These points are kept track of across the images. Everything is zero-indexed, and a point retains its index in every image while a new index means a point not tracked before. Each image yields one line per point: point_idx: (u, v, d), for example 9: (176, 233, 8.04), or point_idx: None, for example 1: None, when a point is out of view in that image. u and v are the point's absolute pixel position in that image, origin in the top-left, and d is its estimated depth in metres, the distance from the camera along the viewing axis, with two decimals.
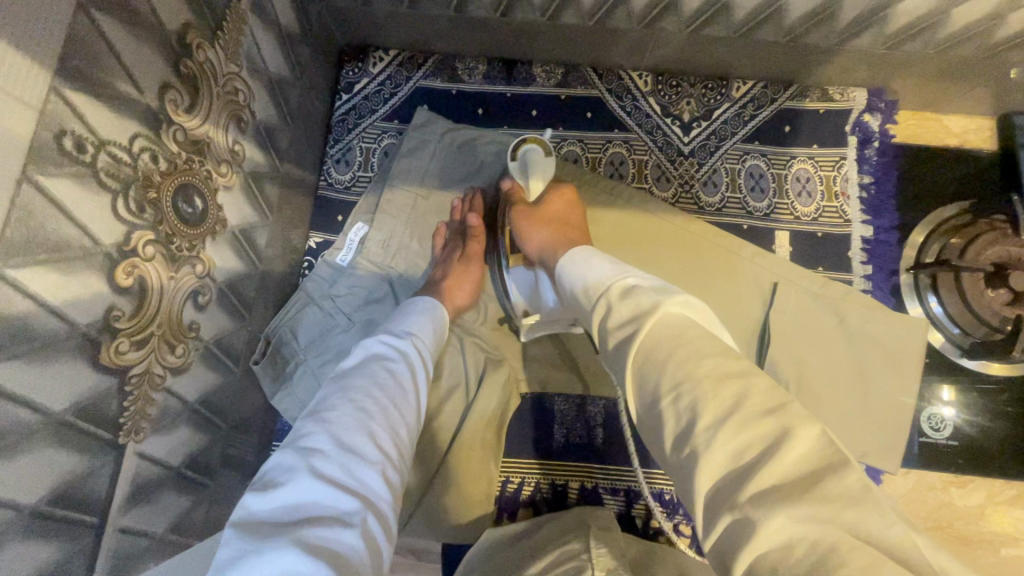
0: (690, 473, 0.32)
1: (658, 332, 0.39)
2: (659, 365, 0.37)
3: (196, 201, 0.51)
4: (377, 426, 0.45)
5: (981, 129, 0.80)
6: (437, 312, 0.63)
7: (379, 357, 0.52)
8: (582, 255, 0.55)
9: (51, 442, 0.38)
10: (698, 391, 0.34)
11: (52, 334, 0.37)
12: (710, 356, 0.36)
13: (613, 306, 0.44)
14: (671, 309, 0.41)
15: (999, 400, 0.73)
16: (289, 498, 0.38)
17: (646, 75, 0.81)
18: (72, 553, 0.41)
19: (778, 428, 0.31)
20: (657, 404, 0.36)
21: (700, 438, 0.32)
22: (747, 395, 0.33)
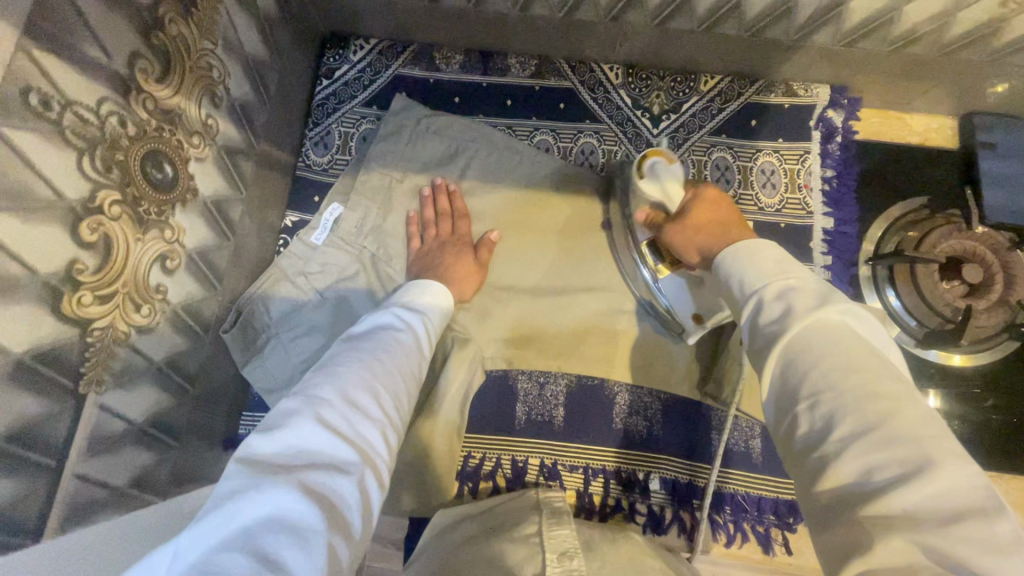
0: (817, 474, 0.35)
1: (807, 337, 0.39)
2: (806, 367, 0.38)
3: (166, 168, 0.53)
4: (382, 388, 0.47)
5: (943, 129, 0.83)
6: (440, 291, 0.65)
7: (387, 329, 0.55)
8: (753, 246, 0.48)
9: (9, 381, 0.40)
10: (842, 400, 0.36)
11: (11, 279, 0.39)
12: (866, 370, 0.37)
13: (763, 302, 0.44)
14: (830, 316, 0.40)
15: (951, 389, 0.75)
16: (296, 437, 0.39)
17: (617, 68, 0.84)
18: (29, 492, 0.43)
19: (921, 454, 0.32)
20: (794, 405, 0.38)
21: (832, 446, 0.34)
22: (895, 416, 0.34)
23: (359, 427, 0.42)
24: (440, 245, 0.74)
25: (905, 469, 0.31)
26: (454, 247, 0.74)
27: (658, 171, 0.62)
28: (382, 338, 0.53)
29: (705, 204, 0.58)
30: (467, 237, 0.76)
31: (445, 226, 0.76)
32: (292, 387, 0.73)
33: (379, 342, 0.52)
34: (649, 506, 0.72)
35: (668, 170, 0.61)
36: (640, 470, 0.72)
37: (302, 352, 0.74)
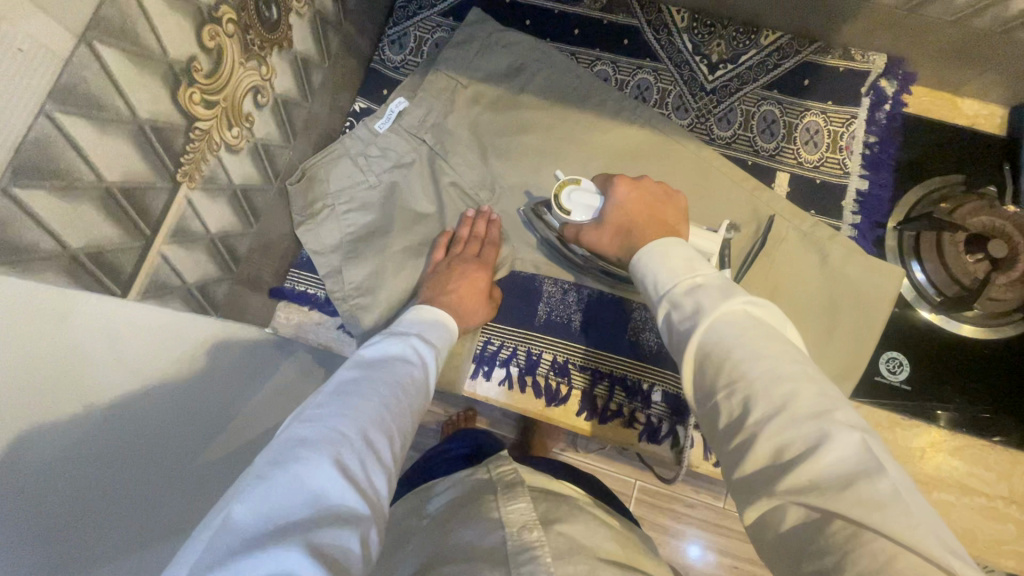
0: (741, 452, 0.37)
1: (720, 331, 0.41)
2: (723, 352, 0.40)
3: (273, 10, 0.59)
4: (393, 429, 0.47)
5: (992, 117, 0.84)
6: (443, 317, 0.66)
7: (401, 358, 0.55)
8: (669, 246, 0.49)
9: (133, 143, 0.47)
10: (753, 389, 0.38)
11: (151, 52, 0.46)
12: (773, 357, 0.39)
13: (675, 301, 0.45)
14: (732, 306, 0.42)
15: (957, 356, 0.78)
16: (310, 485, 0.38)
17: (684, 14, 0.88)
18: (127, 248, 0.50)
19: (816, 428, 0.35)
20: (715, 396, 0.40)
21: (750, 428, 0.37)
22: (797, 396, 0.36)
23: (371, 473, 0.42)
24: (461, 262, 0.74)
25: (805, 446, 0.34)
26: (479, 276, 0.74)
27: (574, 198, 0.65)
28: (398, 366, 0.53)
29: (629, 206, 0.60)
30: (491, 265, 0.76)
31: (472, 248, 0.76)
32: (338, 253, 0.79)
33: (394, 370, 0.52)
34: (649, 416, 0.76)
35: (583, 195, 0.64)
36: (646, 380, 0.77)
37: (352, 224, 0.80)
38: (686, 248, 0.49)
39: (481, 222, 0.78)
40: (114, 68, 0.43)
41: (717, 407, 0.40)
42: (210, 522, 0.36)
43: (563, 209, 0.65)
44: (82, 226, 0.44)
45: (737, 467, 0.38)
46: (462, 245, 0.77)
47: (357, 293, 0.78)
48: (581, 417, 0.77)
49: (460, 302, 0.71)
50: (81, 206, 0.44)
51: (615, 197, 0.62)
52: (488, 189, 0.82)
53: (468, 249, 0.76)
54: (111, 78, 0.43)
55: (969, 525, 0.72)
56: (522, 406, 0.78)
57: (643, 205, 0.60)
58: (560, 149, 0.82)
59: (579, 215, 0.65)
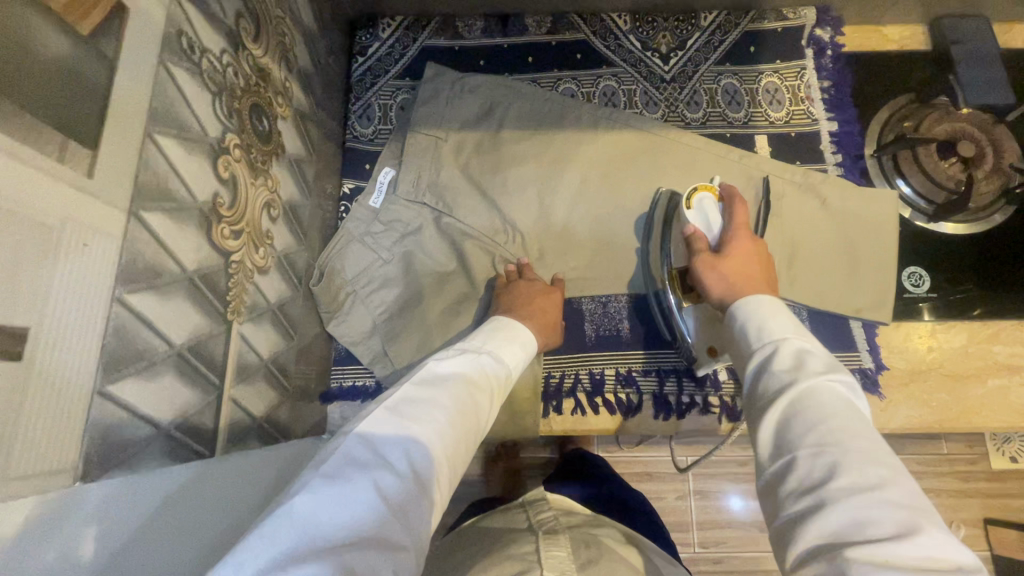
0: (810, 512, 0.41)
1: (817, 393, 0.47)
2: (817, 414, 0.45)
3: (264, 122, 0.58)
4: (445, 457, 0.45)
5: (916, 35, 0.92)
6: (513, 322, 0.66)
7: (468, 376, 0.53)
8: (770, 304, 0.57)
9: (186, 296, 0.44)
10: (843, 456, 0.42)
11: (184, 201, 0.44)
12: (865, 438, 0.44)
13: (775, 352, 0.52)
14: (832, 381, 0.48)
15: (965, 253, 0.83)
16: (349, 507, 0.38)
17: (624, 17, 0.92)
18: (204, 405, 0.47)
19: (911, 521, 0.38)
20: (797, 451, 0.44)
21: (835, 492, 0.41)
22: (889, 483, 0.41)
23: (410, 502, 0.41)
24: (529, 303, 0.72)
25: (896, 530, 0.38)
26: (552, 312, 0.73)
27: (701, 204, 0.71)
28: (462, 386, 0.51)
29: (751, 252, 0.67)
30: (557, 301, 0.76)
31: (535, 288, 0.75)
32: (376, 337, 0.78)
33: (457, 391, 0.50)
34: (722, 397, 0.78)
35: (715, 210, 0.71)
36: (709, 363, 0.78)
37: (381, 304, 0.79)
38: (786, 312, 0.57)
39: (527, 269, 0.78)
40: (157, 227, 0.40)
41: (794, 462, 0.44)
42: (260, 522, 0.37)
43: (689, 206, 0.72)
44: (166, 400, 0.42)
45: (806, 529, 0.40)
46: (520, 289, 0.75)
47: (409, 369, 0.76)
48: (659, 419, 0.78)
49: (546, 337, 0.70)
50: (160, 379, 0.41)
51: (732, 224, 0.70)
52: (500, 230, 0.82)
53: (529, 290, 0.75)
54: (159, 238, 0.41)
55: None
56: (599, 427, 0.78)
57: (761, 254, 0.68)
58: (555, 172, 0.84)
59: (697, 218, 0.72)
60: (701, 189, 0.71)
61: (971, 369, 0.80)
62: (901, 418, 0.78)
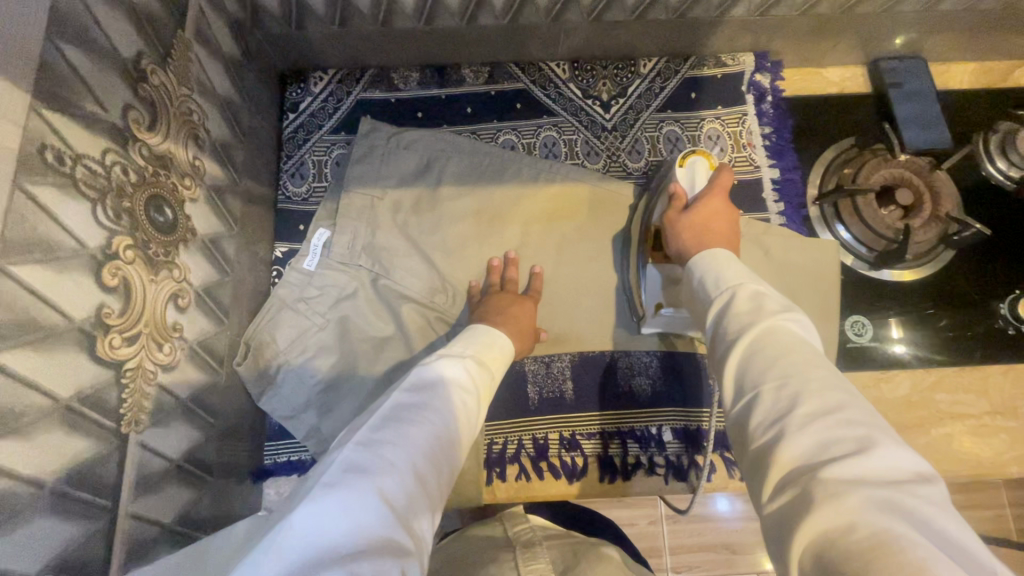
0: (772, 445, 0.39)
1: (773, 334, 0.46)
2: (778, 352, 0.44)
3: (166, 211, 0.55)
4: (439, 457, 0.48)
5: (857, 76, 0.92)
6: (497, 334, 0.66)
7: (455, 381, 0.55)
8: (724, 257, 0.58)
9: (60, 427, 0.42)
10: (804, 386, 0.41)
11: (54, 327, 0.41)
12: (821, 369, 0.43)
13: (736, 299, 0.52)
14: (788, 324, 0.47)
15: (907, 301, 0.84)
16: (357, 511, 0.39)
17: (564, 65, 0.90)
18: (90, 534, 0.45)
19: (868, 437, 0.37)
20: (760, 389, 0.43)
21: (796, 418, 0.39)
22: (849, 406, 0.39)
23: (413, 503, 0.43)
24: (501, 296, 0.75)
25: (856, 447, 0.36)
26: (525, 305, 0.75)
27: (693, 166, 0.73)
28: (449, 389, 0.54)
29: (721, 214, 0.68)
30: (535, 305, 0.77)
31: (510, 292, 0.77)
32: (311, 409, 0.75)
33: (446, 396, 0.53)
34: (666, 457, 0.78)
35: (703, 173, 0.72)
36: (651, 425, 0.78)
37: (315, 374, 0.76)
38: (739, 262, 0.58)
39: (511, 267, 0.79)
40: (13, 367, 0.38)
41: (758, 398, 0.43)
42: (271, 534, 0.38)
43: (682, 160, 0.73)
44: (34, 547, 0.39)
45: (770, 459, 0.39)
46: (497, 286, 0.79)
47: None
48: (605, 482, 0.77)
49: (510, 312, 0.72)
50: (24, 529, 0.39)
51: (711, 186, 0.70)
52: (440, 290, 0.80)
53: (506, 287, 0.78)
54: (19, 379, 0.38)
55: (970, 447, 0.78)
56: (544, 494, 0.77)
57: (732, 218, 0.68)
58: (497, 229, 0.82)
59: (683, 176, 0.73)
60: (695, 152, 0.73)
61: (916, 419, 0.80)
62: None
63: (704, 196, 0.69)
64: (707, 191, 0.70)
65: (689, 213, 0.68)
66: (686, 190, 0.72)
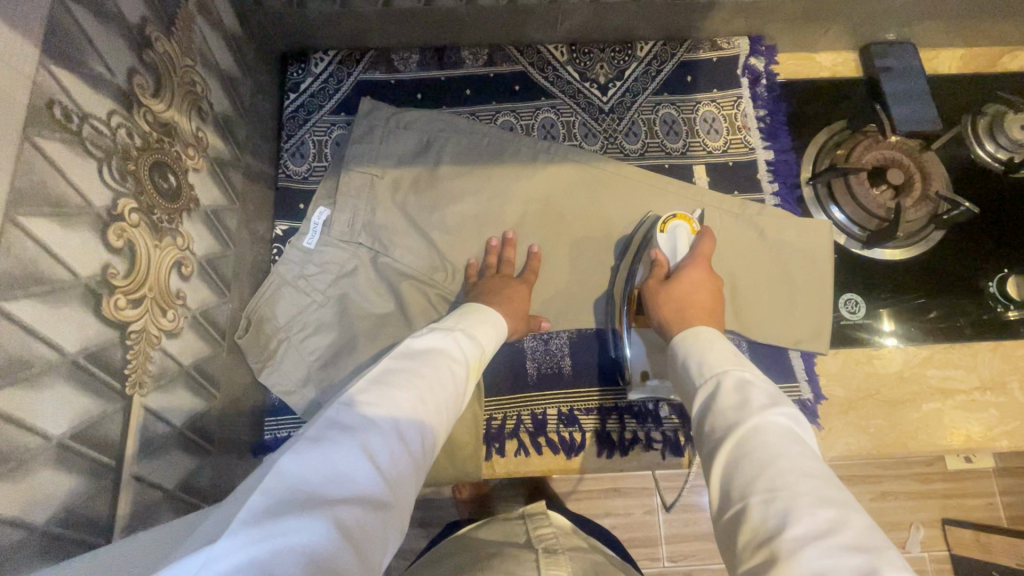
0: (767, 568, 0.39)
1: (760, 436, 0.46)
2: (768, 458, 0.45)
3: (170, 179, 0.55)
4: (427, 421, 0.48)
5: (849, 61, 0.94)
6: (488, 311, 0.67)
7: (446, 352, 0.56)
8: (707, 339, 0.60)
9: (68, 381, 0.42)
10: (794, 500, 0.41)
11: (62, 281, 0.41)
12: (811, 478, 0.43)
13: (722, 390, 0.52)
14: (775, 420, 0.48)
15: (899, 279, 0.85)
16: (339, 465, 0.40)
17: (562, 48, 0.91)
18: (95, 491, 0.45)
19: (862, 562, 0.36)
20: (750, 498, 0.43)
21: (786, 542, 0.39)
22: (840, 524, 0.39)
23: (395, 462, 0.43)
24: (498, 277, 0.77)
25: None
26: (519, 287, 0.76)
27: (675, 230, 0.75)
28: (439, 358, 0.54)
29: (704, 286, 0.69)
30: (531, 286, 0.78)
31: (506, 272, 0.79)
32: (311, 384, 0.75)
33: (435, 364, 0.53)
34: (664, 432, 0.78)
35: (685, 239, 0.75)
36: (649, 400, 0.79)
37: (315, 350, 0.76)
38: (724, 343, 0.60)
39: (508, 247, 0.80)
40: (22, 315, 0.38)
41: (747, 508, 0.43)
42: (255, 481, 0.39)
43: (664, 227, 0.76)
44: (42, 498, 0.40)
45: None
46: (496, 265, 0.80)
47: None
48: (603, 457, 0.78)
49: (504, 292, 0.74)
50: (32, 478, 0.39)
51: (693, 254, 0.72)
52: (439, 268, 0.81)
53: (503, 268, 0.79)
54: (28, 329, 0.38)
55: (960, 422, 0.80)
56: (545, 467, 0.78)
57: (714, 288, 0.70)
58: (496, 209, 0.83)
59: (665, 242, 0.75)
60: (676, 216, 0.75)
61: (908, 395, 0.81)
62: (841, 445, 0.80)
63: (686, 265, 0.71)
64: (689, 261, 0.72)
65: (671, 283, 0.70)
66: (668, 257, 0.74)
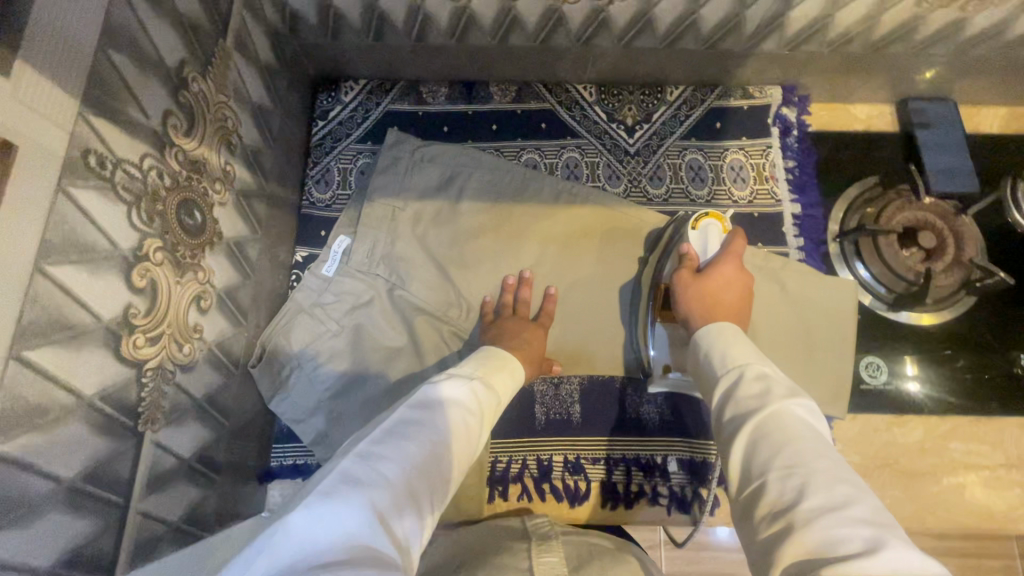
0: (780, 536, 0.38)
1: (781, 418, 0.45)
2: (785, 438, 0.43)
3: (196, 215, 0.56)
4: (436, 479, 0.47)
5: (885, 115, 0.92)
6: (510, 359, 0.66)
7: (458, 404, 0.55)
8: (733, 336, 0.58)
9: (83, 423, 0.43)
10: (811, 476, 0.40)
11: (84, 325, 0.42)
12: (830, 459, 0.42)
13: (743, 380, 0.51)
14: (795, 406, 0.47)
15: (927, 345, 0.82)
16: (348, 522, 0.38)
17: (591, 88, 0.91)
18: (101, 530, 0.45)
19: (877, 535, 0.35)
20: (765, 475, 0.42)
21: (800, 513, 0.38)
22: (858, 501, 0.38)
23: (401, 520, 0.41)
24: (512, 319, 0.76)
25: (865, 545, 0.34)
26: (532, 331, 0.75)
27: (706, 229, 0.72)
28: (452, 410, 0.53)
29: (731, 285, 0.66)
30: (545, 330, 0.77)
31: (520, 313, 0.78)
32: (320, 415, 0.76)
33: (448, 416, 0.52)
34: (670, 487, 0.77)
35: (715, 236, 0.71)
36: (657, 453, 0.78)
37: (326, 380, 0.77)
38: (749, 342, 0.57)
39: (525, 287, 0.79)
40: (43, 363, 0.39)
41: (764, 486, 0.42)
42: (259, 543, 0.37)
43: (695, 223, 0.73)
44: (47, 541, 0.40)
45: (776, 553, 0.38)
46: (510, 305, 0.79)
47: None
48: (607, 508, 0.77)
49: (518, 334, 0.73)
50: (40, 522, 0.39)
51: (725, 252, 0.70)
52: (454, 304, 0.81)
53: (517, 309, 0.78)
54: (48, 375, 0.39)
55: (981, 499, 0.77)
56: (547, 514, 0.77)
57: (743, 289, 0.67)
58: (515, 247, 0.83)
59: (695, 238, 0.72)
60: (709, 214, 0.72)
61: (927, 466, 0.79)
62: None
63: (717, 262, 0.69)
64: (721, 259, 0.69)
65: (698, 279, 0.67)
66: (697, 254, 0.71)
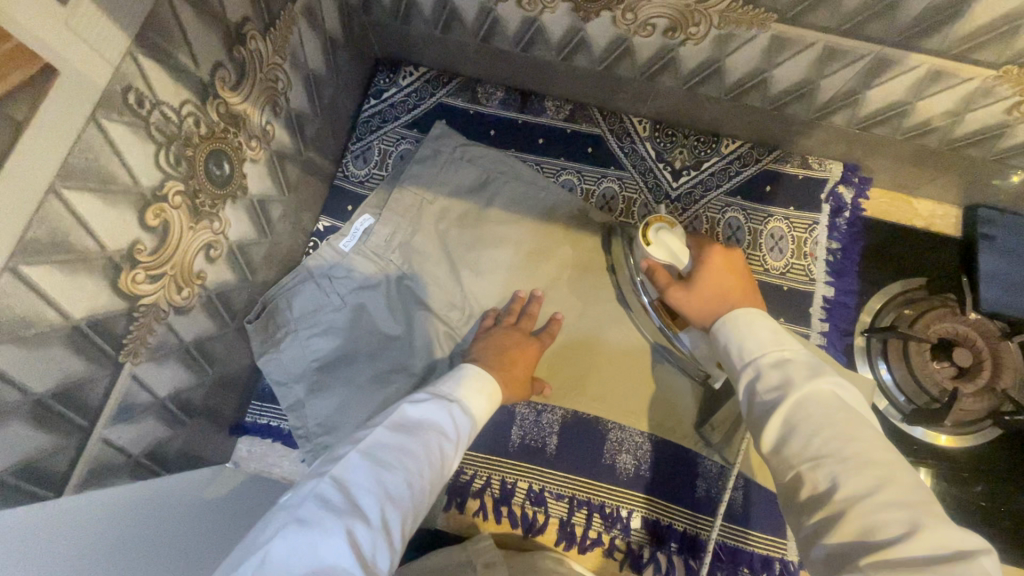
0: (821, 525, 0.40)
1: (808, 406, 0.45)
2: (812, 426, 0.44)
3: (225, 166, 0.57)
4: (409, 505, 0.47)
5: (948, 216, 0.86)
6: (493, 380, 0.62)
7: (438, 428, 0.54)
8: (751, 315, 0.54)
9: (63, 343, 0.44)
10: (843, 464, 0.41)
11: (86, 253, 0.43)
12: (859, 437, 0.42)
13: (761, 370, 0.49)
14: (820, 388, 0.46)
15: (937, 465, 0.77)
16: (325, 558, 0.39)
17: (646, 122, 0.89)
18: (60, 448, 0.47)
19: (913, 516, 0.37)
20: (796, 467, 0.43)
21: (837, 503, 0.40)
22: (893, 482, 0.39)
23: (377, 550, 0.42)
24: (509, 332, 0.74)
25: (903, 529, 0.36)
26: (525, 349, 0.73)
27: (660, 237, 0.66)
28: (432, 434, 0.53)
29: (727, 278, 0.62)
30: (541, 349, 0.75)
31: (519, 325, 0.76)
32: (303, 384, 0.76)
33: (427, 441, 0.52)
34: (628, 542, 0.74)
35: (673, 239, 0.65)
36: (621, 506, 0.75)
37: (317, 351, 0.77)
38: (768, 319, 0.54)
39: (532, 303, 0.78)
40: (38, 280, 0.40)
41: (798, 476, 0.43)
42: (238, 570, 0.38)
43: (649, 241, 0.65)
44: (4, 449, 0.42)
45: (818, 538, 0.40)
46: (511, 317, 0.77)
47: (320, 430, 0.75)
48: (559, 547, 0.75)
49: (511, 352, 0.71)
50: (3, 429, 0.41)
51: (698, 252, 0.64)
52: (456, 307, 0.80)
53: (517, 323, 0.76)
54: (39, 293, 0.40)
55: None
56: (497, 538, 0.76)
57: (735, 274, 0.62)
58: (530, 265, 0.82)
59: (659, 251, 0.65)
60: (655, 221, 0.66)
61: None
62: None
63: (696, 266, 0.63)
64: (692, 255, 0.65)
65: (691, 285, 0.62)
66: (670, 259, 0.65)
